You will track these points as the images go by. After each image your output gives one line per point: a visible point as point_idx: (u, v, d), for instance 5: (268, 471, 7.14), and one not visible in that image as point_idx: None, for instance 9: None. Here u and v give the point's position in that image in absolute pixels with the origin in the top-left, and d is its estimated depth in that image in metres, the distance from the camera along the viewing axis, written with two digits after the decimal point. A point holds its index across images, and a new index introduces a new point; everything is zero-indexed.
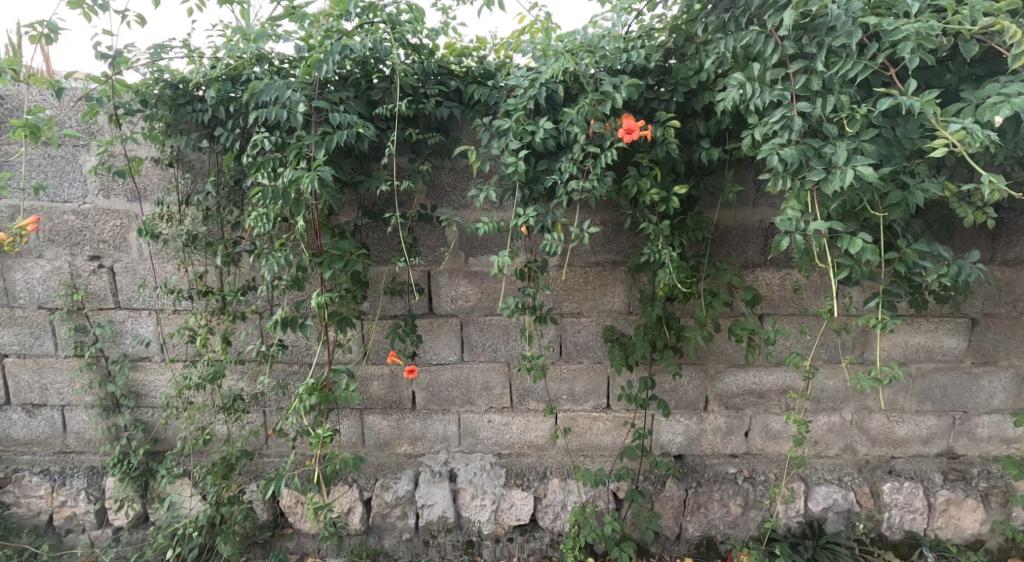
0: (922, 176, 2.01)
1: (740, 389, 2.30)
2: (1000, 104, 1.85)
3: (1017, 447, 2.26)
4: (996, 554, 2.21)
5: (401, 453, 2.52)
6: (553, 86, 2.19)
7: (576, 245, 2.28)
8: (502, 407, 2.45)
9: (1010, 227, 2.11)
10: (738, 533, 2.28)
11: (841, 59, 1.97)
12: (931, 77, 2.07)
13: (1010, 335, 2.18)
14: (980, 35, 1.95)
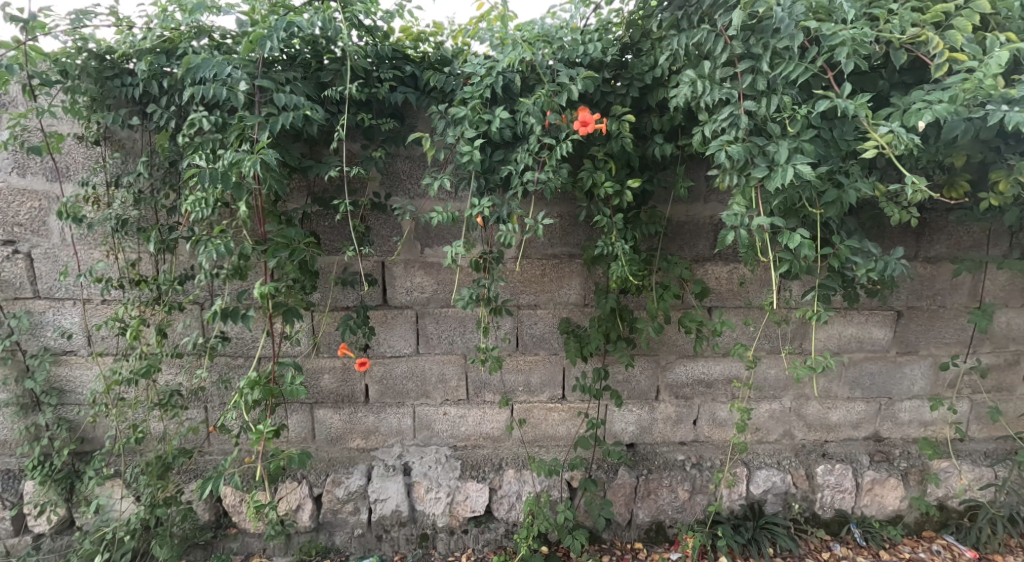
0: (856, 177, 2.11)
1: (689, 379, 2.39)
2: (923, 109, 1.94)
3: (935, 430, 2.44)
4: (912, 528, 2.41)
5: (354, 448, 2.47)
6: (510, 75, 2.19)
7: (533, 237, 2.30)
8: (457, 399, 2.44)
9: (933, 226, 2.26)
10: (684, 517, 2.38)
11: (784, 60, 2.06)
12: (866, 83, 2.18)
13: (930, 326, 2.34)
14: (909, 44, 2.05)
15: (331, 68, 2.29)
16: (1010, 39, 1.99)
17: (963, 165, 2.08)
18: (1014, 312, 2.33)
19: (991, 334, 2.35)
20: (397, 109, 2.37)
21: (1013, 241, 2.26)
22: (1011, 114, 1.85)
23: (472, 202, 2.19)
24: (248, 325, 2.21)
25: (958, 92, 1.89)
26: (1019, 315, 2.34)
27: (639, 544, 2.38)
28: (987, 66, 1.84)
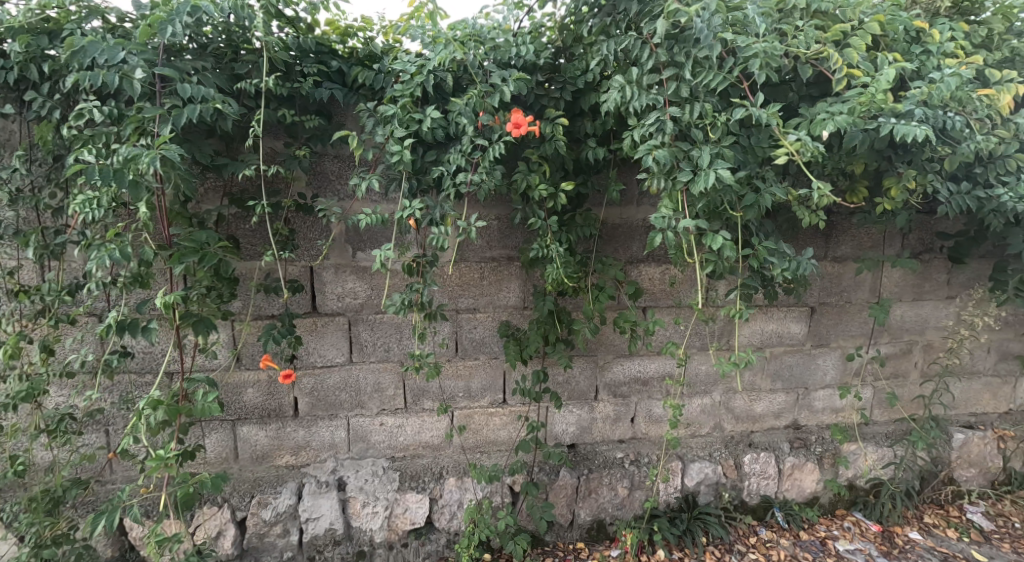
0: (771, 182, 2.24)
1: (627, 378, 2.46)
2: (825, 119, 2.08)
3: (844, 416, 2.66)
4: (827, 507, 2.60)
5: (283, 465, 2.41)
6: (441, 74, 2.23)
7: (471, 239, 2.31)
8: (394, 408, 2.41)
9: (839, 228, 2.45)
10: (624, 513, 2.44)
11: (705, 69, 2.16)
12: (778, 95, 2.32)
13: (839, 320, 2.54)
14: (813, 59, 2.19)
15: (247, 60, 2.21)
16: (898, 59, 2.12)
17: (862, 172, 2.24)
18: (907, 306, 2.57)
19: (888, 326, 2.58)
20: (324, 106, 2.38)
21: (905, 241, 2.50)
22: (899, 127, 2.00)
23: (402, 204, 2.19)
24: (151, 339, 2.06)
25: (855, 105, 2.03)
26: (910, 308, 2.58)
27: (581, 544, 2.43)
28: (878, 83, 1.99)
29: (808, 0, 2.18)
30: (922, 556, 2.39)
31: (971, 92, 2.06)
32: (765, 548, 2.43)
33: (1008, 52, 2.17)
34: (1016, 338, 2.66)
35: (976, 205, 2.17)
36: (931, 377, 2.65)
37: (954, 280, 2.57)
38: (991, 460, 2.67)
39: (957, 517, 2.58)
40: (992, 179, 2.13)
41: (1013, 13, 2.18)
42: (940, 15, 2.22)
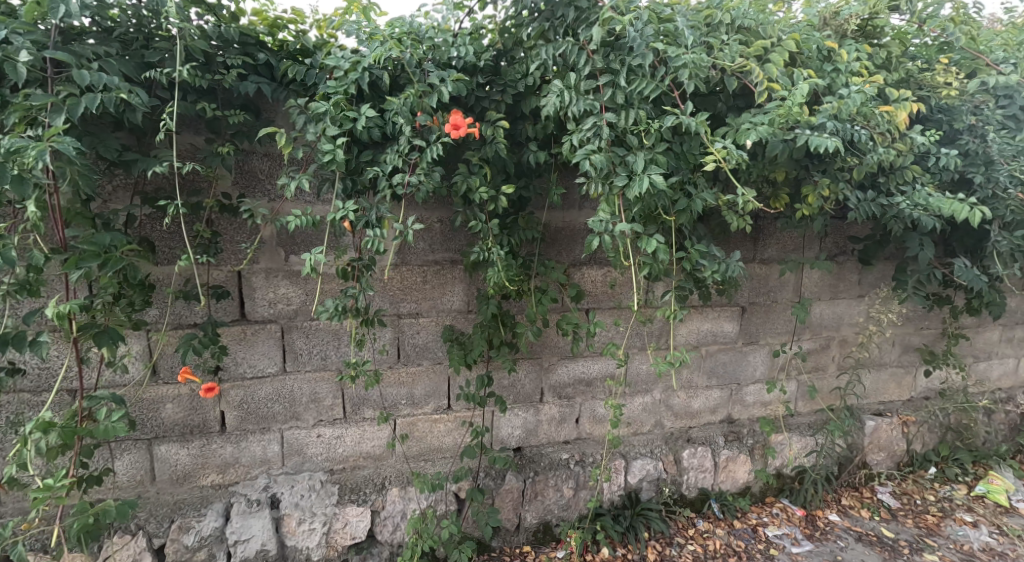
0: (702, 187, 2.35)
1: (572, 379, 2.61)
2: (749, 130, 2.20)
3: (772, 409, 2.82)
4: (757, 496, 2.76)
5: (208, 485, 2.48)
6: (378, 72, 2.24)
7: (413, 242, 2.46)
8: (332, 419, 2.55)
9: (766, 231, 2.60)
10: (570, 514, 2.57)
11: (639, 77, 2.24)
12: (708, 104, 2.44)
13: (767, 318, 2.70)
14: (738, 72, 2.30)
15: (160, 47, 2.07)
16: (812, 75, 2.25)
17: (783, 179, 2.39)
18: (824, 304, 2.77)
19: (809, 324, 2.77)
20: (250, 100, 2.35)
21: (822, 244, 2.69)
22: (813, 138, 2.15)
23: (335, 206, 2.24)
24: (42, 353, 1.88)
25: (774, 117, 2.16)
26: (828, 306, 2.78)
27: (527, 547, 2.54)
28: (793, 97, 2.12)
29: (732, 16, 2.30)
30: (840, 536, 2.58)
31: (874, 109, 2.23)
32: (703, 538, 2.57)
33: (903, 74, 2.32)
34: (915, 333, 2.91)
35: (880, 211, 2.35)
36: (847, 369, 2.86)
37: (864, 280, 2.79)
38: (897, 444, 2.92)
39: (869, 498, 2.80)
40: (892, 189, 2.32)
41: (908, 39, 2.31)
42: (847, 37, 2.32)
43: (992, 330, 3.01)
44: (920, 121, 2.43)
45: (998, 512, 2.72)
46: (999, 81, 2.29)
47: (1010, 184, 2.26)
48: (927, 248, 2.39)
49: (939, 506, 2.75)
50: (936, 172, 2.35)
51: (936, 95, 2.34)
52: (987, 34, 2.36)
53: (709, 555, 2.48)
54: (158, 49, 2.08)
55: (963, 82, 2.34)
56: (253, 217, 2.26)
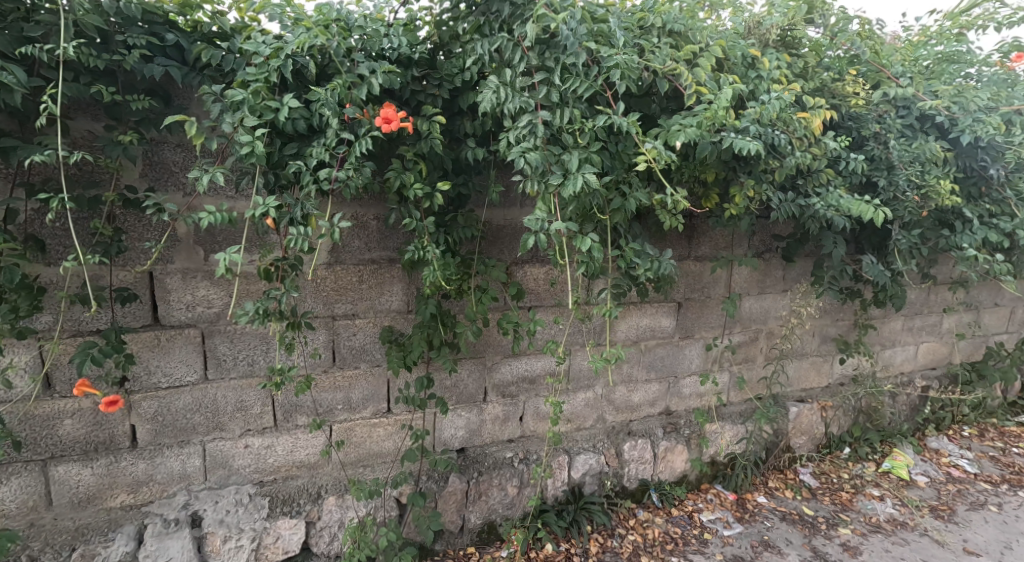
0: (636, 187, 2.43)
1: (515, 377, 2.76)
2: (676, 131, 2.30)
3: (707, 399, 2.99)
4: (694, 483, 2.93)
5: (117, 507, 2.43)
6: (303, 60, 2.15)
7: (348, 241, 2.55)
8: (261, 428, 2.58)
9: (699, 229, 2.73)
10: (515, 512, 2.71)
11: (573, 75, 2.26)
12: (642, 105, 2.54)
13: (701, 314, 2.85)
14: (670, 74, 2.38)
15: (43, 21, 1.90)
16: (736, 81, 2.37)
17: (713, 180, 2.52)
18: (754, 299, 2.94)
19: (739, 317, 2.93)
20: (157, 85, 2.17)
21: (751, 242, 2.84)
22: (737, 141, 2.26)
23: (253, 202, 2.14)
24: None
25: (702, 120, 2.25)
26: (756, 301, 2.95)
27: (471, 548, 2.69)
28: (719, 101, 2.21)
29: (664, 20, 2.38)
30: (766, 516, 2.76)
31: (792, 115, 2.37)
32: (642, 527, 2.71)
33: (819, 83, 2.48)
34: (832, 324, 3.14)
35: (799, 212, 2.52)
36: (773, 359, 3.04)
37: (788, 275, 2.97)
38: (817, 427, 3.14)
39: (793, 478, 3.01)
40: (810, 191, 2.50)
41: (823, 50, 2.50)
42: (769, 46, 2.48)
43: (896, 320, 3.30)
44: (833, 128, 2.61)
45: (900, 485, 2.99)
46: (898, 93, 2.50)
47: (907, 189, 2.47)
48: (840, 246, 2.59)
49: (853, 483, 2.99)
50: (847, 175, 2.53)
51: (846, 104, 2.52)
52: (888, 50, 2.59)
53: (647, 543, 2.63)
54: (41, 24, 1.91)
55: (869, 92, 2.53)
56: (159, 213, 2.14)
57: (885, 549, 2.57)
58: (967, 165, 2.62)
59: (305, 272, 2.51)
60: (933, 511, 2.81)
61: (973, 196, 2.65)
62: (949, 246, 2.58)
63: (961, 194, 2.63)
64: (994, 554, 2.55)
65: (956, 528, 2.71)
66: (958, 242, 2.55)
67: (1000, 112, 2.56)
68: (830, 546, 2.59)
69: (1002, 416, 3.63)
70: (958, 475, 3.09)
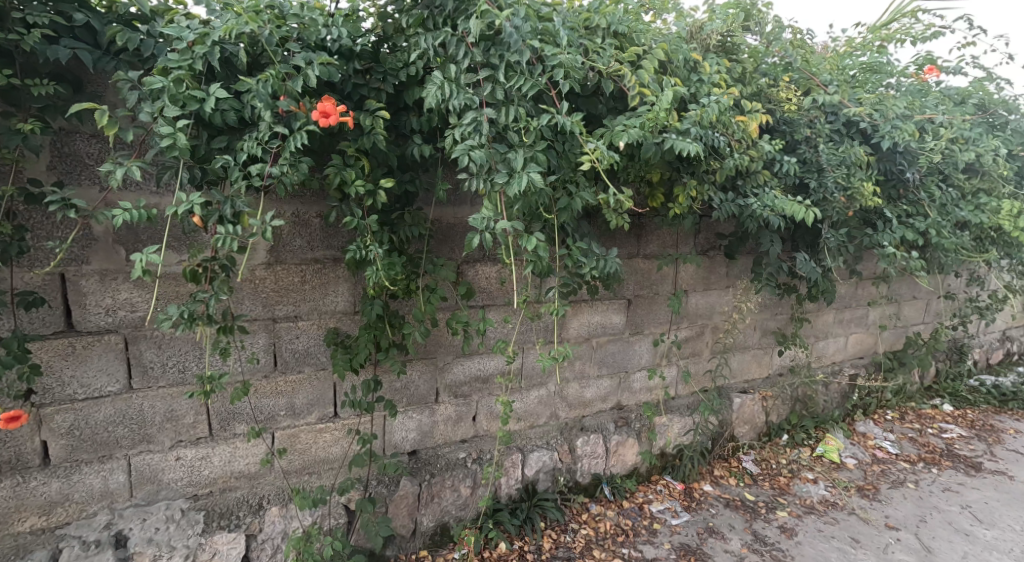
0: (583, 187, 2.44)
1: (468, 377, 2.78)
2: (619, 132, 2.34)
3: (656, 394, 3.09)
4: (644, 475, 3.04)
5: (28, 531, 2.23)
6: (233, 48, 2.04)
7: (289, 240, 2.45)
8: (194, 439, 2.43)
9: (647, 228, 2.83)
10: (467, 513, 2.74)
11: (517, 73, 2.26)
12: (588, 105, 2.57)
13: (650, 310, 2.95)
14: (614, 75, 2.43)
15: None
16: (677, 83, 2.45)
17: (658, 180, 2.60)
18: (699, 295, 3.06)
19: (688, 313, 3.05)
20: (65, 69, 2.02)
21: (696, 240, 2.95)
22: (678, 142, 2.34)
23: (178, 199, 2.05)
24: None
25: (644, 121, 2.31)
26: (702, 297, 3.07)
27: (424, 551, 2.68)
28: (660, 102, 2.28)
29: (608, 21, 2.43)
30: (712, 504, 2.90)
31: (731, 118, 2.49)
32: (595, 522, 2.79)
33: (756, 87, 2.61)
34: (771, 318, 3.30)
35: (738, 211, 2.65)
36: (718, 353, 3.18)
37: (732, 272, 3.11)
38: (759, 417, 3.30)
39: (737, 466, 3.16)
40: (748, 191, 2.63)
41: (760, 57, 2.63)
42: (710, 50, 2.59)
43: (828, 313, 3.52)
44: (768, 131, 2.75)
45: (832, 468, 3.19)
46: (827, 100, 2.67)
47: (835, 191, 2.63)
48: (777, 243, 2.74)
49: (790, 468, 3.17)
50: (782, 176, 2.68)
51: (781, 109, 2.66)
52: (818, 58, 2.77)
53: (599, 537, 2.71)
54: None
55: (801, 98, 2.68)
56: (67, 209, 1.98)
57: (818, 529, 2.75)
58: (888, 169, 2.82)
59: (243, 272, 2.39)
60: (860, 491, 3.02)
61: (893, 197, 2.86)
62: (872, 243, 2.78)
63: (882, 195, 2.85)
64: (912, 527, 2.76)
65: (880, 506, 2.92)
66: (880, 240, 2.75)
67: (915, 120, 2.80)
68: (768, 529, 2.75)
69: (919, 400, 3.95)
70: (882, 456, 3.33)
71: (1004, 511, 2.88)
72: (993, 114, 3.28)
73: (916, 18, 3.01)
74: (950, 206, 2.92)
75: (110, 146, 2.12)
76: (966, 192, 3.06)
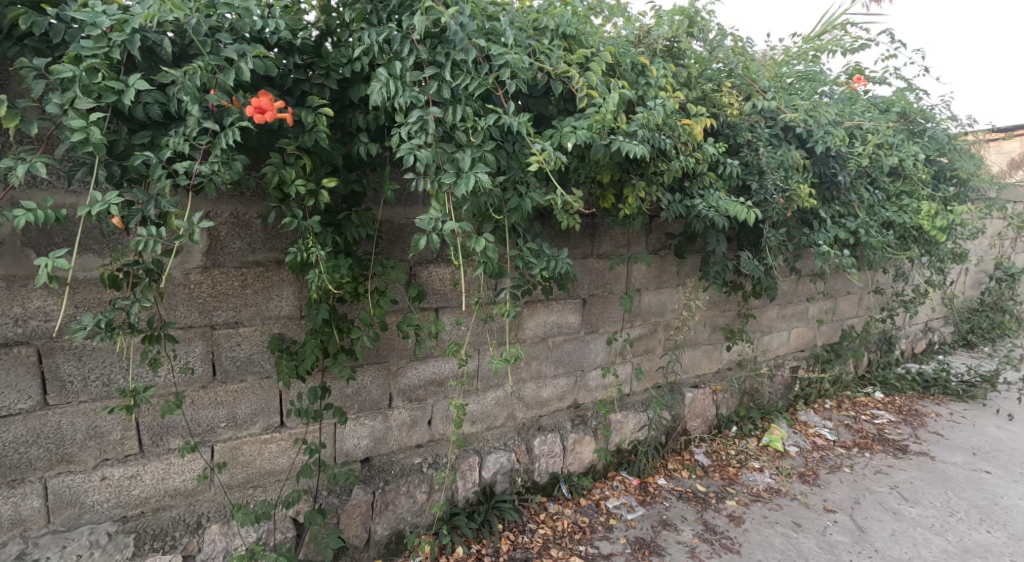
0: (533, 187, 2.45)
1: (421, 381, 2.73)
2: (568, 133, 2.35)
3: (610, 392, 3.16)
4: (601, 472, 3.10)
5: None
6: (157, 37, 1.91)
7: (228, 242, 2.31)
8: (122, 456, 2.25)
9: (601, 228, 2.88)
10: (423, 519, 2.70)
11: (463, 72, 2.22)
12: (539, 106, 2.57)
13: (604, 308, 3.01)
14: (562, 76, 2.44)
15: None
16: (624, 86, 2.49)
17: (608, 181, 2.64)
18: (652, 293, 3.15)
19: (641, 312, 3.14)
20: None
21: (647, 240, 3.04)
22: (625, 145, 2.37)
23: (92, 199, 1.89)
24: None
25: (592, 123, 2.33)
26: (654, 296, 3.16)
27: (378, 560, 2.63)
28: (607, 105, 2.31)
29: (556, 22, 2.45)
30: (665, 497, 2.99)
31: (677, 122, 2.55)
32: (553, 520, 2.82)
33: (701, 92, 2.71)
34: (720, 315, 3.43)
35: (685, 212, 2.74)
36: (670, 350, 3.28)
37: (682, 271, 3.21)
38: (709, 411, 3.44)
39: (689, 459, 3.28)
40: (694, 192, 2.72)
41: (705, 62, 2.74)
42: (657, 55, 2.66)
43: (771, 310, 3.69)
44: (713, 135, 2.86)
45: (776, 457, 3.35)
46: (765, 105, 2.80)
47: (774, 193, 2.77)
48: (722, 243, 2.88)
49: (739, 458, 3.31)
50: (726, 178, 2.79)
51: (724, 113, 2.77)
52: (757, 66, 2.91)
53: (557, 535, 2.73)
54: None
55: (742, 103, 2.80)
56: None
57: (763, 515, 2.88)
58: (822, 172, 3.01)
59: (176, 277, 2.24)
60: (801, 477, 3.18)
61: (827, 198, 3.04)
62: (809, 242, 2.95)
63: (818, 197, 3.03)
64: (847, 509, 2.94)
65: (819, 490, 3.08)
66: (816, 239, 2.93)
67: (845, 126, 3.00)
68: (718, 518, 2.85)
69: (854, 389, 4.22)
70: (821, 443, 3.52)
71: (927, 490, 3.11)
72: (914, 122, 3.54)
73: (845, 31, 3.23)
74: (876, 207, 3.17)
75: (12, 140, 1.93)
76: (891, 194, 3.33)
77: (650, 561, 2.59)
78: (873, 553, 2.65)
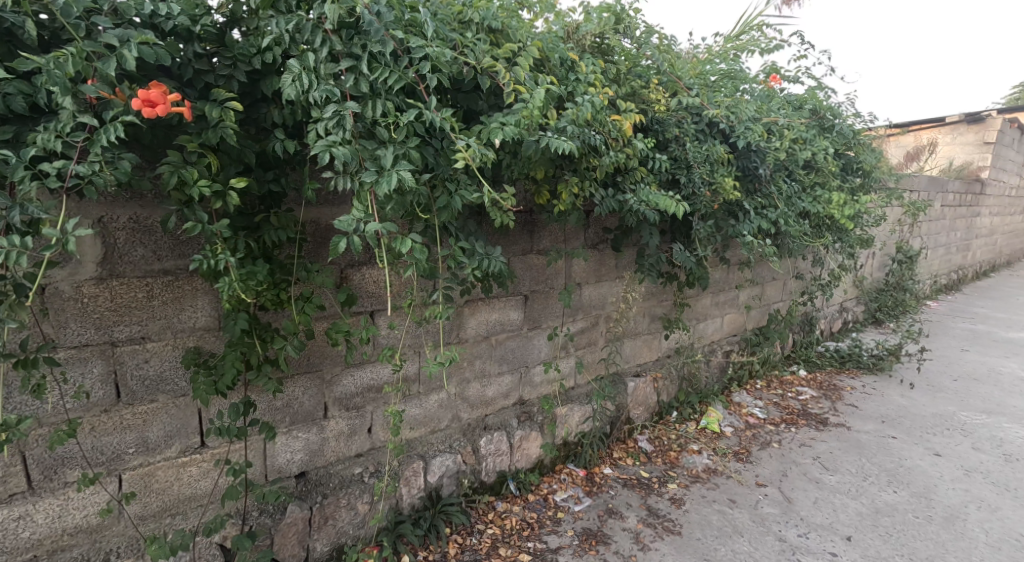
0: (462, 184, 2.37)
1: (358, 389, 2.60)
2: (496, 129, 2.28)
3: (552, 387, 3.18)
4: (547, 467, 3.12)
5: None
6: (16, 18, 1.72)
7: (128, 250, 2.08)
8: (6, 496, 1.99)
9: (539, 225, 2.89)
10: (366, 531, 2.60)
11: (381, 65, 2.11)
12: (468, 102, 2.48)
13: (546, 304, 3.04)
14: (489, 71, 2.37)
15: None
16: (553, 81, 2.48)
17: (543, 177, 2.61)
18: (592, 287, 3.20)
19: (581, 306, 3.18)
20: None
21: (585, 235, 3.08)
22: (552, 141, 2.35)
23: None
24: None
25: (519, 118, 2.28)
26: (594, 289, 3.21)
27: None
28: (533, 100, 2.29)
29: (480, 15, 2.38)
30: (611, 486, 3.05)
31: (606, 117, 2.57)
32: (501, 519, 2.80)
33: (630, 88, 2.77)
34: (657, 305, 3.56)
35: (618, 206, 2.80)
36: (609, 342, 3.36)
37: (620, 264, 3.29)
38: (651, 398, 3.56)
39: (632, 447, 3.37)
40: (626, 186, 2.79)
41: (633, 59, 2.80)
42: (586, 51, 2.70)
43: (704, 298, 3.87)
44: (643, 130, 2.93)
45: (714, 438, 3.51)
46: (690, 101, 2.93)
47: (701, 186, 2.94)
48: (655, 236, 3.01)
49: (679, 442, 3.44)
50: (656, 172, 2.88)
51: (652, 109, 2.86)
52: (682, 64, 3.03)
53: (506, 534, 2.71)
54: None
55: (669, 100, 2.91)
56: None
57: (702, 495, 3.00)
58: (745, 166, 3.18)
59: (65, 291, 2.00)
60: (736, 456, 3.36)
61: (750, 190, 3.23)
62: (735, 233, 3.14)
63: (742, 189, 3.21)
64: (776, 482, 3.13)
65: (751, 467, 3.26)
66: (740, 230, 3.13)
67: (762, 122, 3.22)
68: (660, 502, 2.94)
69: (781, 367, 4.51)
70: (754, 421, 3.74)
71: (845, 458, 3.38)
72: (824, 118, 3.81)
73: (762, 32, 3.42)
74: (794, 198, 3.41)
75: None
76: (806, 185, 3.58)
77: (596, 550, 2.63)
78: (799, 521, 2.84)
